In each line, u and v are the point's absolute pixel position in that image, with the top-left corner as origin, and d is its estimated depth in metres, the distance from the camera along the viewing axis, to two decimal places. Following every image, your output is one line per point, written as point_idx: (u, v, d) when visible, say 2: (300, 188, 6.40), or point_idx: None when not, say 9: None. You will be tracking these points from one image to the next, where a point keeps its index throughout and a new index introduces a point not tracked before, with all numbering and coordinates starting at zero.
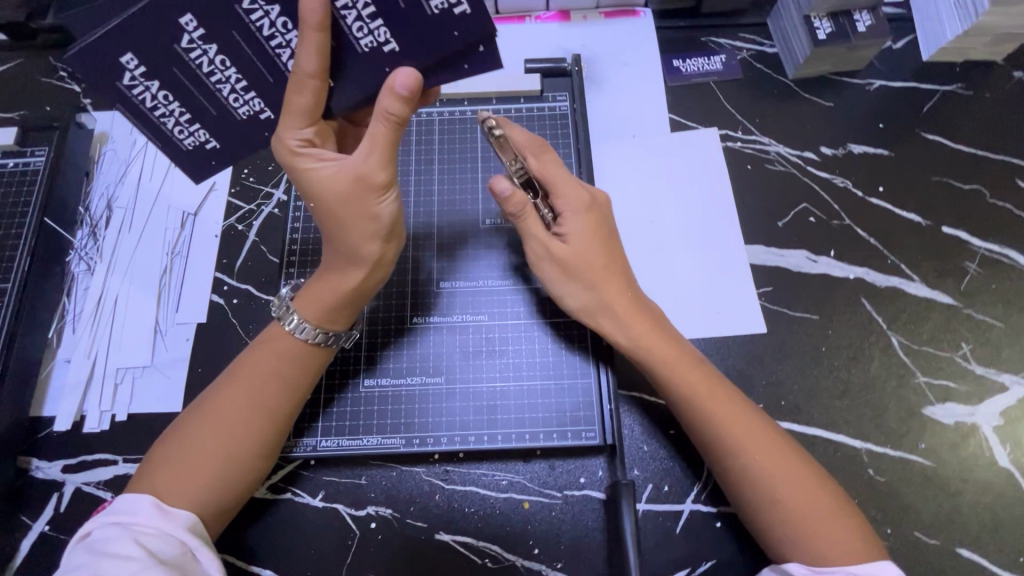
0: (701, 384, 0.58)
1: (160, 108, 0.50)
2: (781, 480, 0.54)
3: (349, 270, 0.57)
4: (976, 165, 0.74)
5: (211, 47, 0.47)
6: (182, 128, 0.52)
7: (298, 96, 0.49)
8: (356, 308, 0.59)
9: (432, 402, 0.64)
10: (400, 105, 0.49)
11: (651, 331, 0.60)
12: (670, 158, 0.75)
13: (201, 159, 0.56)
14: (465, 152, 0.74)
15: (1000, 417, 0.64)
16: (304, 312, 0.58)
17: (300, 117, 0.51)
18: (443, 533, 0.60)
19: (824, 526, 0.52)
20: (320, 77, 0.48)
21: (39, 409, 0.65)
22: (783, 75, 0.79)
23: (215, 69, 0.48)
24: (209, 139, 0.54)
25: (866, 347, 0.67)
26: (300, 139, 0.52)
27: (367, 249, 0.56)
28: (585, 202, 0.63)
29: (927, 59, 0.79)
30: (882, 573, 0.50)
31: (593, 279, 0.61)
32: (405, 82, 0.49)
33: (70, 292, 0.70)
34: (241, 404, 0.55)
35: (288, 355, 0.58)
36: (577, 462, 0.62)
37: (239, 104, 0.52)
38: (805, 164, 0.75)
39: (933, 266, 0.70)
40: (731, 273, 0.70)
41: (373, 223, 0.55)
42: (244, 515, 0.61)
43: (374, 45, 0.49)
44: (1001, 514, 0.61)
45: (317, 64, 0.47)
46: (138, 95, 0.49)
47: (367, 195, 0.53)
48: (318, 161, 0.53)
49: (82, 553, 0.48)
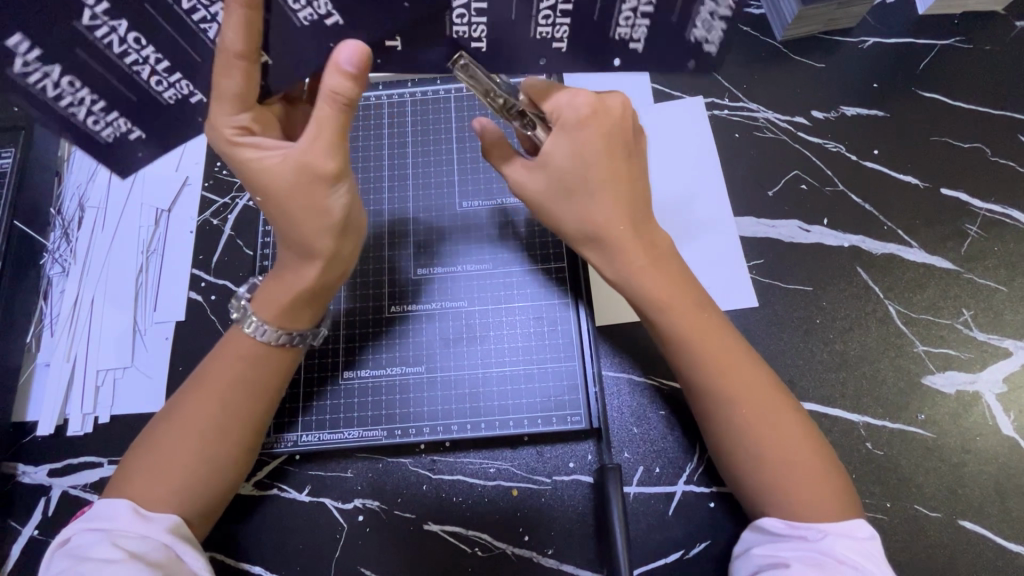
0: (700, 325, 0.54)
1: (66, 96, 0.46)
2: (770, 428, 0.52)
3: (303, 267, 0.55)
4: (978, 122, 0.71)
5: (119, 24, 0.44)
6: (97, 118, 0.48)
7: (226, 79, 0.46)
8: (318, 308, 0.57)
9: (414, 389, 0.63)
10: (348, 84, 0.47)
11: (646, 261, 0.55)
12: (653, 129, 0.72)
13: (126, 152, 0.52)
14: (439, 133, 0.72)
15: (1004, 384, 0.62)
16: (263, 311, 0.56)
17: (232, 101, 0.48)
18: (431, 524, 0.59)
19: (802, 481, 0.50)
20: (249, 57, 0.45)
21: (21, 416, 0.65)
22: (771, 38, 0.76)
23: (128, 48, 0.45)
24: (131, 128, 0.50)
25: (862, 317, 0.65)
26: (235, 127, 0.50)
27: (318, 243, 0.53)
28: (589, 105, 0.53)
29: (924, 12, 0.74)
30: (853, 530, 0.48)
31: (590, 199, 0.54)
32: (352, 56, 0.46)
33: (46, 295, 0.69)
34: (199, 401, 0.54)
35: (240, 357, 0.56)
36: (564, 447, 0.61)
37: (163, 87, 0.48)
38: (796, 130, 0.72)
39: (933, 231, 0.67)
40: (721, 246, 0.67)
41: (323, 217, 0.51)
42: (229, 515, 0.60)
43: (314, 18, 0.46)
44: (1005, 483, 0.59)
45: (242, 44, 0.44)
46: (37, 82, 0.45)
47: (314, 185, 0.50)
48: (260, 151, 0.50)
49: (62, 559, 0.47)
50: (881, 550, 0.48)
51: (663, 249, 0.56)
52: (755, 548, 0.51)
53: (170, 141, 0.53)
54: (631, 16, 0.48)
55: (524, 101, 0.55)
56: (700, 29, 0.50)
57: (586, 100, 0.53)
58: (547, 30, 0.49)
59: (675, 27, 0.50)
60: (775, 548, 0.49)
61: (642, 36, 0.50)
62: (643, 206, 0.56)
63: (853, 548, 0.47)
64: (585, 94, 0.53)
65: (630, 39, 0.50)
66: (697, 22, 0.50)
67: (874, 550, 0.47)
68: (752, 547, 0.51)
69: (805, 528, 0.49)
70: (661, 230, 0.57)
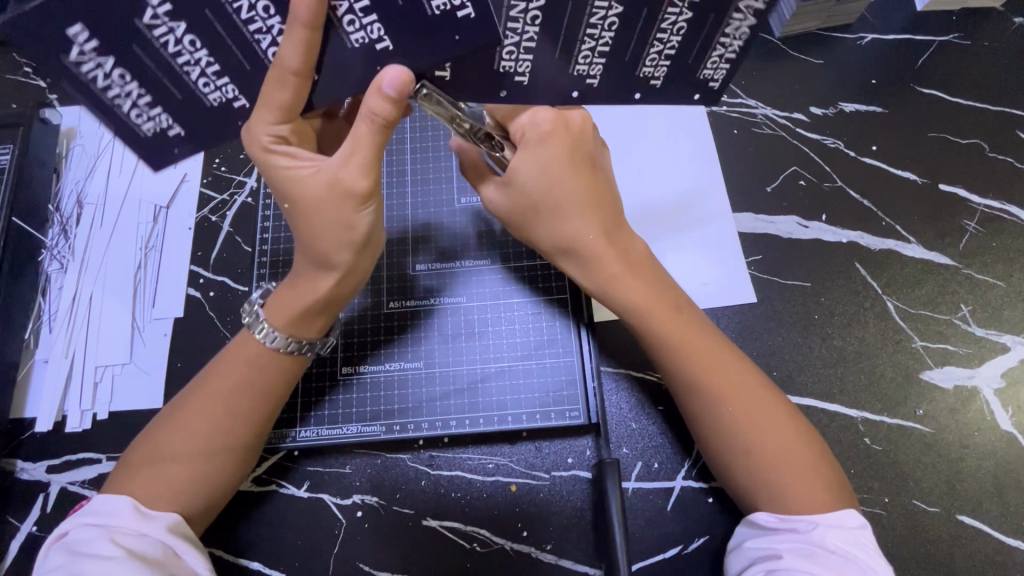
0: (677, 330, 0.54)
1: (115, 88, 0.46)
2: (754, 430, 0.52)
3: (320, 277, 0.55)
4: (976, 118, 0.71)
5: (178, 25, 0.44)
6: (140, 112, 0.48)
7: (277, 92, 0.47)
8: (328, 318, 0.57)
9: (411, 385, 0.63)
10: (388, 109, 0.46)
11: (620, 269, 0.55)
12: (651, 124, 0.72)
13: (163, 146, 0.51)
14: (437, 128, 0.72)
15: (1001, 379, 0.62)
16: (275, 318, 0.55)
17: (276, 112, 0.48)
18: (430, 519, 0.59)
19: (791, 475, 0.50)
20: (302, 75, 0.45)
21: (20, 412, 0.65)
22: (770, 34, 0.76)
23: (182, 49, 0.45)
24: (172, 124, 0.50)
25: (860, 313, 0.65)
26: (273, 135, 0.50)
27: (339, 257, 0.53)
28: (549, 121, 0.54)
29: (921, 8, 0.75)
30: (848, 521, 0.48)
31: (563, 211, 0.55)
32: (394, 81, 0.45)
33: (44, 291, 0.69)
34: (216, 406, 0.54)
35: (260, 364, 0.55)
36: (563, 442, 0.61)
37: (209, 89, 0.48)
38: (795, 126, 0.72)
39: (931, 226, 0.67)
40: (720, 242, 0.67)
41: (347, 232, 0.52)
42: (227, 510, 0.60)
43: (365, 41, 0.45)
44: (1002, 478, 0.59)
45: (299, 61, 0.44)
46: (89, 72, 0.45)
47: (343, 201, 0.50)
48: (294, 161, 0.51)
49: (59, 553, 0.47)
50: (872, 539, 0.48)
51: (638, 257, 0.57)
52: (749, 541, 0.51)
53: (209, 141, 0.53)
54: (656, 57, 0.50)
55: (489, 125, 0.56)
56: (709, 69, 0.51)
57: (547, 116, 0.54)
58: (584, 68, 0.50)
59: (690, 69, 0.51)
60: (769, 541, 0.49)
61: (662, 74, 0.51)
62: (614, 216, 0.56)
63: (844, 538, 0.47)
64: (544, 111, 0.54)
65: (652, 77, 0.51)
66: (707, 63, 0.51)
67: (865, 539, 0.48)
68: (745, 541, 0.51)
69: (796, 521, 0.49)
70: (636, 239, 0.57)
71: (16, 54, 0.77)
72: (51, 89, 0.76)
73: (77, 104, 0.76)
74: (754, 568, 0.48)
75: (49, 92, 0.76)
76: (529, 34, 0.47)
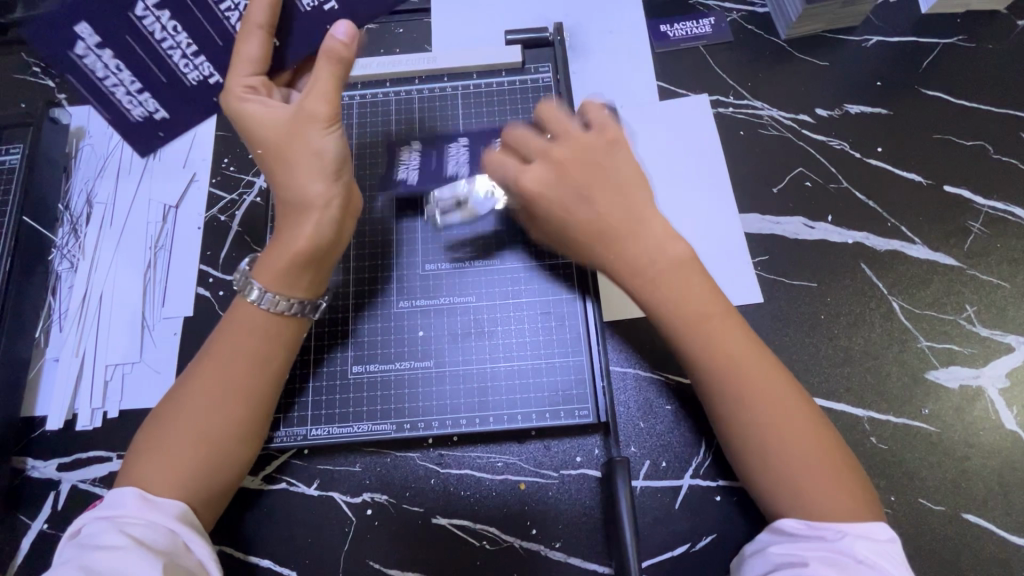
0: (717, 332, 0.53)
1: (110, 77, 0.52)
2: (789, 435, 0.51)
3: (298, 221, 0.54)
4: (980, 120, 0.71)
5: (163, 13, 0.50)
6: (131, 98, 0.53)
7: (245, 44, 0.51)
8: (312, 272, 0.55)
9: (422, 385, 0.63)
10: (343, 48, 0.49)
11: (658, 274, 0.53)
12: (659, 126, 0.73)
13: (148, 131, 0.56)
14: (445, 129, 0.72)
15: (1007, 379, 0.62)
16: (261, 277, 0.55)
17: (250, 64, 0.52)
18: (440, 517, 0.60)
19: (827, 492, 0.49)
20: (266, 28, 0.51)
21: (30, 410, 0.65)
22: (775, 36, 0.76)
23: (167, 35, 0.51)
24: (157, 109, 0.54)
25: (866, 312, 0.65)
26: (246, 86, 0.52)
27: (311, 189, 0.52)
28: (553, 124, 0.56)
29: (926, 11, 0.75)
30: (877, 532, 0.48)
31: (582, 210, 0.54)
32: (343, 26, 0.50)
33: (54, 290, 0.69)
34: (210, 378, 0.54)
35: (249, 330, 0.55)
36: (571, 441, 0.62)
37: (189, 69, 0.53)
38: (800, 127, 0.72)
39: (936, 228, 0.68)
40: (726, 242, 0.68)
41: (316, 158, 0.52)
42: (238, 508, 0.60)
43: (317, 3, 0.53)
44: (1008, 477, 0.60)
45: (265, 15, 0.50)
46: (91, 64, 0.51)
47: (309, 127, 0.51)
48: (262, 106, 0.52)
49: (71, 548, 0.47)
50: (900, 553, 0.47)
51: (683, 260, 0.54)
52: (772, 546, 0.49)
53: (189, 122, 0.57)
54: None
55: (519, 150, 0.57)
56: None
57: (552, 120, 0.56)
58: None
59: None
60: (795, 547, 0.48)
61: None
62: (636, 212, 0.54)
63: (871, 548, 0.47)
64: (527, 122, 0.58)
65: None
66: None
67: (893, 553, 0.47)
68: (768, 546, 0.50)
69: (825, 529, 0.48)
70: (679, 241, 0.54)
71: (25, 54, 0.77)
72: (61, 89, 0.76)
73: (86, 103, 0.76)
74: (779, 572, 0.46)
75: (58, 91, 0.76)
76: None
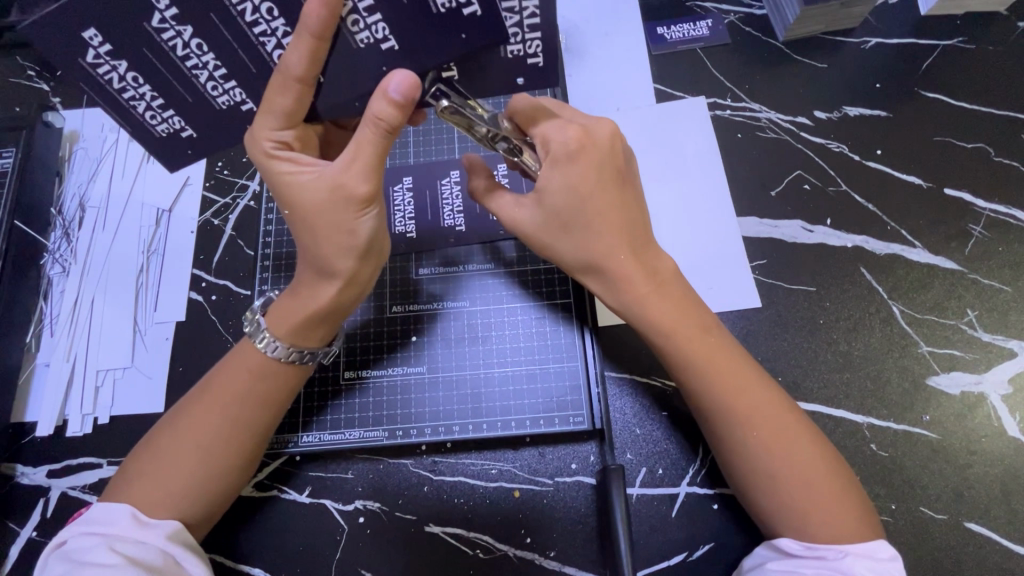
0: (700, 348, 0.53)
1: (129, 90, 0.46)
2: (794, 466, 0.50)
3: (320, 287, 0.53)
4: (981, 122, 0.70)
5: (186, 29, 0.43)
6: (154, 114, 0.48)
7: (280, 97, 0.46)
8: (328, 327, 0.55)
9: (414, 392, 0.62)
10: (392, 112, 0.46)
11: (646, 289, 0.54)
12: (656, 128, 0.72)
13: (176, 148, 0.52)
14: (441, 132, 0.72)
15: (1009, 384, 0.61)
16: (275, 327, 0.54)
17: (280, 117, 0.48)
18: (432, 525, 0.59)
19: (831, 515, 0.48)
20: (305, 81, 0.45)
21: (21, 417, 0.64)
22: (773, 38, 0.76)
23: (191, 53, 0.44)
24: (185, 127, 0.50)
25: (865, 318, 0.64)
26: (275, 141, 0.50)
27: (338, 263, 0.52)
28: (577, 140, 0.53)
29: (926, 12, 0.75)
30: (881, 551, 0.47)
31: (589, 239, 0.54)
32: (400, 85, 0.45)
33: (46, 295, 0.69)
34: (218, 420, 0.53)
35: (261, 375, 0.54)
36: (567, 448, 0.61)
37: (217, 92, 0.48)
38: (799, 130, 0.72)
39: (937, 231, 0.67)
40: (723, 246, 0.67)
41: (348, 237, 0.51)
42: (231, 515, 0.60)
43: (371, 41, 0.45)
44: (1010, 485, 0.58)
45: (304, 69, 0.44)
46: (105, 74, 0.45)
47: (345, 206, 0.49)
48: (296, 167, 0.50)
49: (58, 562, 0.46)
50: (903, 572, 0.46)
51: (665, 275, 0.56)
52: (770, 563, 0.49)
53: (217, 142, 0.53)
54: None
55: (508, 128, 0.55)
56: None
57: (574, 134, 0.53)
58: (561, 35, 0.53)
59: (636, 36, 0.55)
60: (794, 565, 0.47)
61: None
62: (639, 230, 0.55)
63: (873, 568, 0.46)
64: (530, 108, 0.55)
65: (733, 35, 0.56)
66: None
67: (895, 571, 0.46)
68: (766, 563, 0.49)
69: (824, 549, 0.47)
70: (661, 255, 0.56)
71: (20, 57, 0.77)
72: (54, 93, 0.76)
73: (80, 107, 0.76)
74: None
75: (52, 95, 0.76)
76: (528, 10, 0.45)
